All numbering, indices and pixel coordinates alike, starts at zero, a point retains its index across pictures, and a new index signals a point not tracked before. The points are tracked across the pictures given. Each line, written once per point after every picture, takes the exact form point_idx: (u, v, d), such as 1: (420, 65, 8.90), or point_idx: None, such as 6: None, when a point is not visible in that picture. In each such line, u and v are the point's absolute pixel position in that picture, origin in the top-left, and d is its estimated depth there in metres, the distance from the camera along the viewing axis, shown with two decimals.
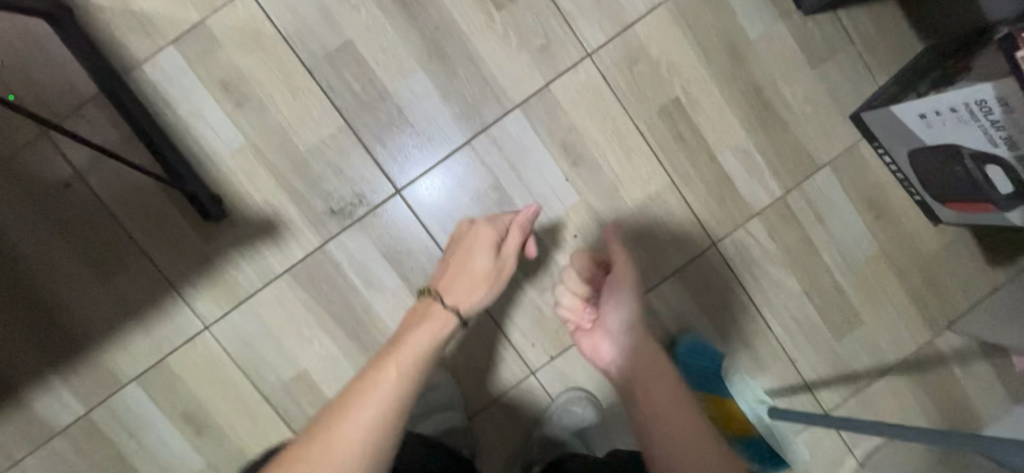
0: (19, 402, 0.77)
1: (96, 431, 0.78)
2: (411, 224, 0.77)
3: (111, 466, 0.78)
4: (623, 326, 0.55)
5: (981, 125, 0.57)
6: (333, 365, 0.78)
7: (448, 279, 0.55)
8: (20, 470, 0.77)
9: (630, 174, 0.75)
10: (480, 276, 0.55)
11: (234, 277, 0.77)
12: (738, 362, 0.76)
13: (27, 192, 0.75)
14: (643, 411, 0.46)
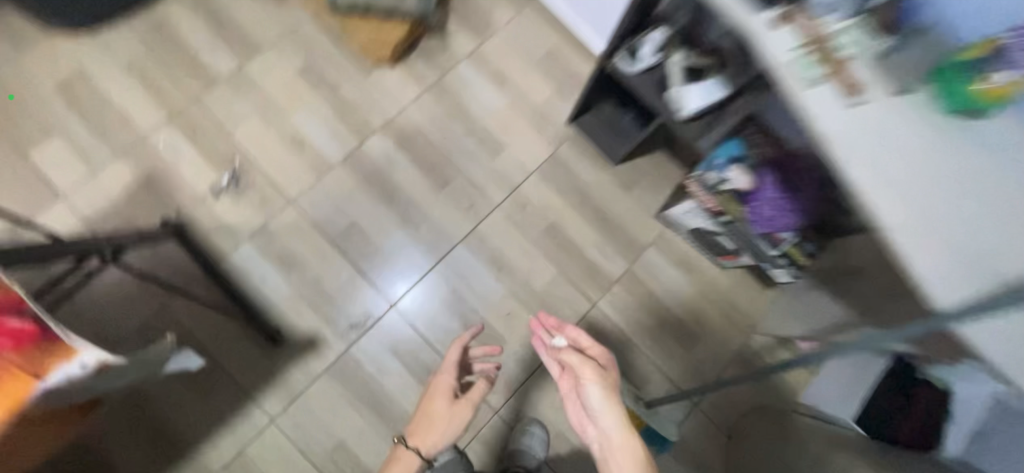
0: (169, 265, 1.17)
1: (222, 277, 1.18)
2: (428, 124, 1.36)
3: (230, 302, 1.18)
4: (594, 411, 0.82)
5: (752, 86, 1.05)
6: (381, 217, 1.29)
7: (420, 421, 0.89)
8: (170, 310, 1.17)
9: (546, 94, 1.41)
10: (450, 415, 0.89)
11: (321, 160, 1.29)
12: (614, 196, 1.39)
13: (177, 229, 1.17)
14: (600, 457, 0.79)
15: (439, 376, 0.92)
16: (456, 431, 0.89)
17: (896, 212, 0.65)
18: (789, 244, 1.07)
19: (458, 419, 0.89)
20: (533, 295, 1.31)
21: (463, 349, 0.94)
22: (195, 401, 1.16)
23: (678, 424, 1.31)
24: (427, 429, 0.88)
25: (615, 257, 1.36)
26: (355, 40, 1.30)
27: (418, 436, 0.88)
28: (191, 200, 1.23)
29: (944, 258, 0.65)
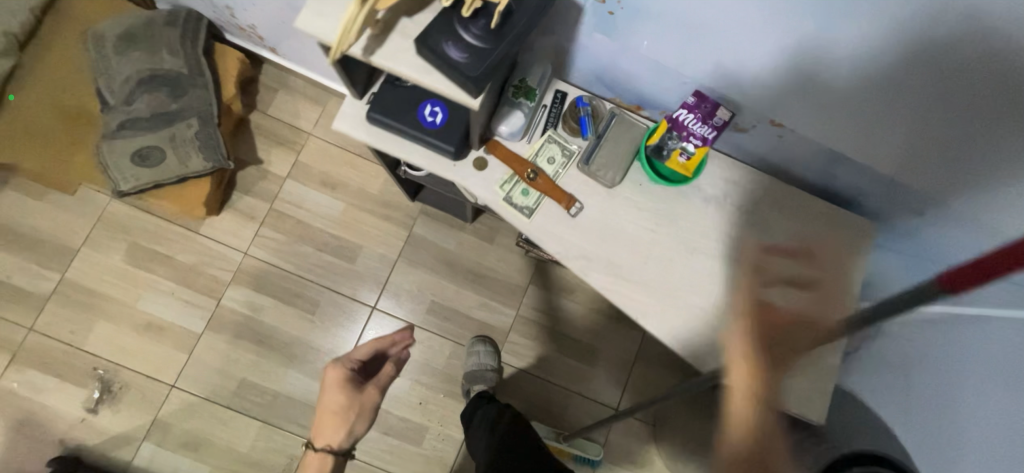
0: None
1: None
2: (270, 260, 1.34)
3: None
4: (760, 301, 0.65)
5: None
6: (260, 367, 1.29)
7: (320, 419, 0.85)
8: None
9: (374, 181, 1.40)
10: (342, 413, 0.85)
11: (180, 338, 1.28)
12: (475, 255, 1.42)
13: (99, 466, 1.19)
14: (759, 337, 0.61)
15: (341, 373, 0.87)
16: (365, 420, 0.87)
17: (636, 304, 0.70)
18: None
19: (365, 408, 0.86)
20: (438, 374, 1.36)
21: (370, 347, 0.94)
22: None
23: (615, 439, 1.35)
24: (337, 423, 0.84)
25: (500, 308, 1.41)
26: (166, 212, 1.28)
27: (330, 433, 0.84)
28: (71, 426, 1.21)
29: (692, 326, 0.71)
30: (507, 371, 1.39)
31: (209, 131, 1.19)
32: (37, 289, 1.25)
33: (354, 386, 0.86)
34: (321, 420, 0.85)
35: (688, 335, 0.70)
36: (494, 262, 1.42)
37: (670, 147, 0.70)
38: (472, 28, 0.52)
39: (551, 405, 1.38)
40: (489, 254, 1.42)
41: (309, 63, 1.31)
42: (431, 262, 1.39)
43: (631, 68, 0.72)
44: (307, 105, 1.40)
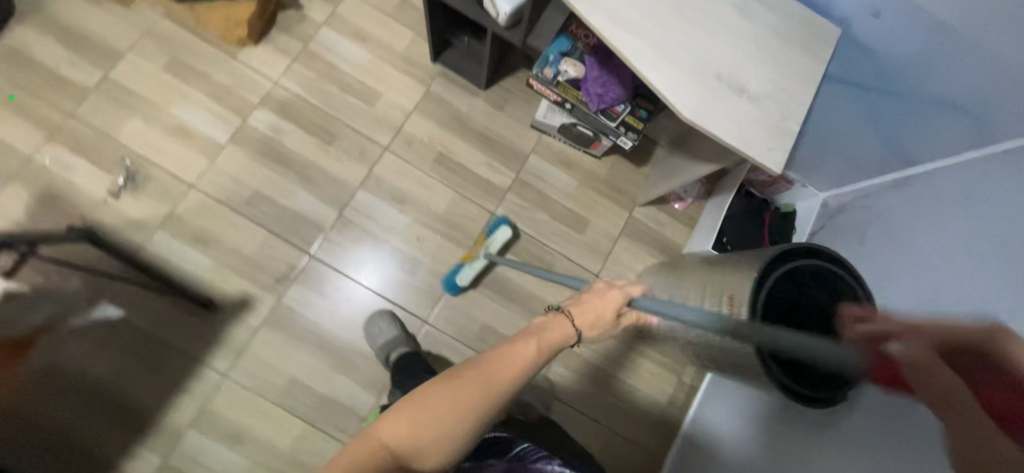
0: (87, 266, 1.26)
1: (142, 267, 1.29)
2: (296, 91, 1.45)
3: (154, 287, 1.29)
4: None
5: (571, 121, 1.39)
6: (275, 182, 1.39)
7: (585, 304, 0.75)
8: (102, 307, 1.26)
9: (401, 38, 1.53)
10: (600, 311, 0.75)
11: (205, 145, 1.38)
12: (484, 119, 1.54)
13: (122, 249, 1.28)
14: None
15: (613, 289, 0.78)
16: (594, 332, 0.75)
17: (627, 42, 0.84)
18: (625, 114, 1.27)
19: (601, 322, 0.75)
20: (438, 218, 1.46)
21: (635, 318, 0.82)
22: (143, 372, 1.26)
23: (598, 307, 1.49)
24: (581, 308, 0.74)
25: (501, 168, 1.52)
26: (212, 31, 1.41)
27: (576, 307, 0.75)
28: (92, 205, 1.30)
29: (673, 68, 0.84)
30: None
31: None
32: (81, 80, 1.36)
33: (615, 299, 0.76)
34: (577, 305, 0.75)
35: (667, 75, 0.84)
36: (500, 128, 1.54)
37: None
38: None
39: (537, 261, 1.49)
40: (497, 120, 1.54)
41: None
42: (443, 116, 1.52)
43: None
44: None
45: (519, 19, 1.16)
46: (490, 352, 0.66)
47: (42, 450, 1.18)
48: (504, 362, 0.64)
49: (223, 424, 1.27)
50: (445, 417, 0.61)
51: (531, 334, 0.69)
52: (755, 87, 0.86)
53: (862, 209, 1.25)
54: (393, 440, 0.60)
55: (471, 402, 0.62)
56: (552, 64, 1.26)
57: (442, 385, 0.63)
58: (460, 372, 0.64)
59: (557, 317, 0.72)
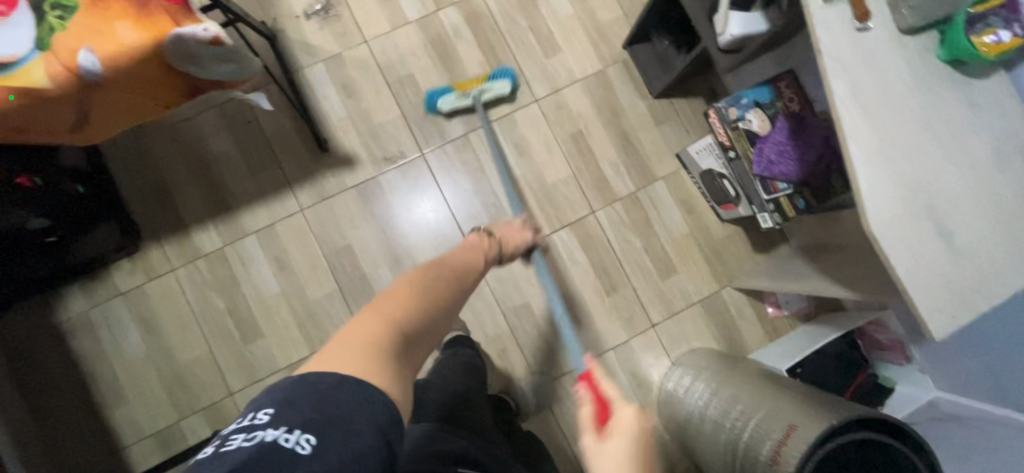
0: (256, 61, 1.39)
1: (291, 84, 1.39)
2: (490, 9, 1.48)
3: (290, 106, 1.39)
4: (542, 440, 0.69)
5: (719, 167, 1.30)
6: (429, 75, 1.44)
7: (469, 243, 0.90)
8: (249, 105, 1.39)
9: (606, 9, 1.50)
10: (518, 232, 1.03)
11: (393, 14, 1.45)
12: (636, 124, 1.48)
13: (286, 64, 1.39)
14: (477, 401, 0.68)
15: (518, 226, 1.05)
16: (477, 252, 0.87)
17: (856, 123, 0.74)
18: (782, 195, 1.16)
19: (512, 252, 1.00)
20: (543, 187, 1.45)
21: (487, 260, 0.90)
22: (246, 167, 1.38)
23: (638, 359, 1.43)
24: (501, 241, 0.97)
25: (626, 176, 1.47)
26: None
27: (499, 242, 0.97)
28: (286, 14, 1.42)
29: (887, 173, 0.74)
30: (594, 228, 1.45)
31: None
32: None
33: (523, 232, 1.04)
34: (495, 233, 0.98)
35: (876, 177, 0.74)
36: (646, 140, 1.48)
37: (984, 29, 0.72)
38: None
39: (605, 277, 1.44)
40: (646, 132, 1.48)
41: None
42: (603, 100, 1.48)
43: None
44: None
45: (741, 44, 1.08)
46: (444, 254, 0.79)
47: (148, 183, 1.35)
48: (439, 267, 0.73)
49: (277, 248, 1.36)
50: (432, 288, 0.68)
51: (472, 248, 0.87)
52: (966, 239, 0.74)
53: (968, 426, 1.11)
54: (379, 328, 0.59)
55: (434, 282, 0.69)
56: (738, 109, 1.17)
57: (420, 271, 0.71)
58: (433, 264, 0.74)
59: (481, 243, 0.91)
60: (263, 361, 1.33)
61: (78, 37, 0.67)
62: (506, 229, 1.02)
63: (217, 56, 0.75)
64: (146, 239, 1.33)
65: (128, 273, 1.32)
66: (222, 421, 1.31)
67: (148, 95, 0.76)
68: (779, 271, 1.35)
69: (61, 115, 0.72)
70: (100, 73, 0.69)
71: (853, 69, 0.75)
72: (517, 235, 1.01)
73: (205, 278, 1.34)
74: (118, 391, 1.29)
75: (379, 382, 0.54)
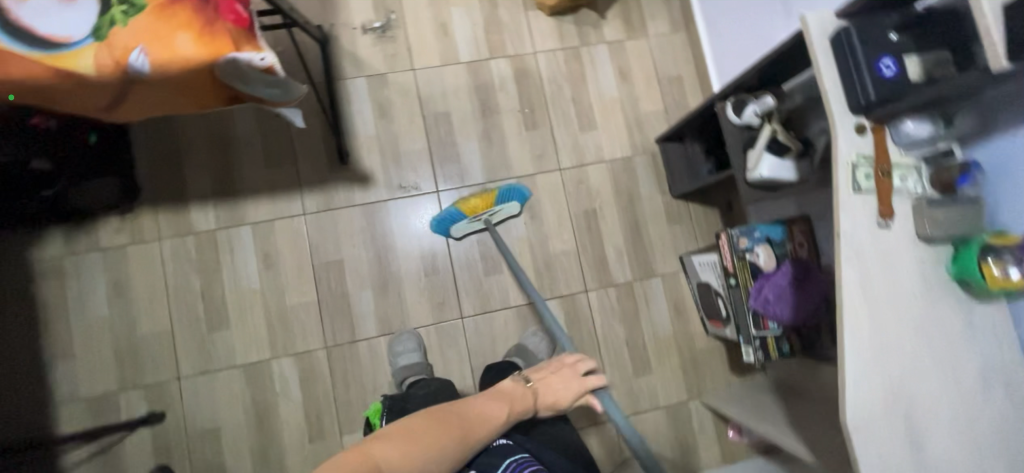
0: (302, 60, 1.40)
1: (329, 91, 1.40)
2: (539, 72, 1.51)
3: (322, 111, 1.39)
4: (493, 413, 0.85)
5: (717, 283, 1.32)
6: (465, 117, 1.47)
7: (546, 377, 0.97)
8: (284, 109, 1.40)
9: (648, 102, 1.54)
10: (568, 377, 0.98)
11: (447, 51, 1.48)
12: (649, 217, 1.50)
13: (330, 70, 1.41)
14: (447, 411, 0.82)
15: (564, 367, 0.99)
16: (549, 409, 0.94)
17: (855, 313, 0.76)
18: (770, 334, 1.17)
19: (555, 405, 0.95)
20: (545, 254, 1.45)
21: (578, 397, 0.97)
22: (263, 159, 1.37)
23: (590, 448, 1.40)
24: (540, 391, 0.94)
25: (626, 264, 1.48)
26: None
27: (538, 389, 0.94)
28: (346, 23, 1.44)
29: (875, 372, 0.75)
30: (583, 307, 1.45)
31: None
32: None
33: (580, 385, 0.97)
34: (548, 384, 0.96)
35: (865, 373, 0.74)
36: (654, 234, 1.50)
37: (996, 259, 0.73)
38: (984, 62, 0.71)
39: None
40: (656, 227, 1.50)
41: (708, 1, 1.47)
42: (623, 186, 1.50)
43: (1000, 201, 0.81)
44: (665, 18, 1.57)
45: (768, 185, 1.10)
46: (466, 403, 0.85)
47: (161, 147, 1.34)
48: (474, 406, 0.84)
49: (269, 244, 1.35)
50: (430, 439, 0.74)
51: (502, 397, 0.89)
52: (934, 456, 0.74)
53: None
54: (378, 457, 0.69)
55: (448, 436, 0.76)
56: (748, 239, 1.18)
57: (427, 415, 0.79)
58: (444, 411, 0.81)
59: (521, 390, 0.92)
60: (222, 353, 1.30)
61: (136, 36, 0.67)
62: (557, 369, 0.99)
63: (264, 80, 0.76)
64: (142, 202, 1.32)
65: (115, 231, 1.30)
66: (162, 403, 1.27)
67: (186, 96, 0.77)
68: (747, 398, 1.35)
69: (97, 96, 0.72)
70: (147, 73, 0.69)
71: (868, 261, 0.77)
72: (561, 387, 0.96)
73: (189, 255, 1.32)
74: (67, 346, 1.26)
75: None
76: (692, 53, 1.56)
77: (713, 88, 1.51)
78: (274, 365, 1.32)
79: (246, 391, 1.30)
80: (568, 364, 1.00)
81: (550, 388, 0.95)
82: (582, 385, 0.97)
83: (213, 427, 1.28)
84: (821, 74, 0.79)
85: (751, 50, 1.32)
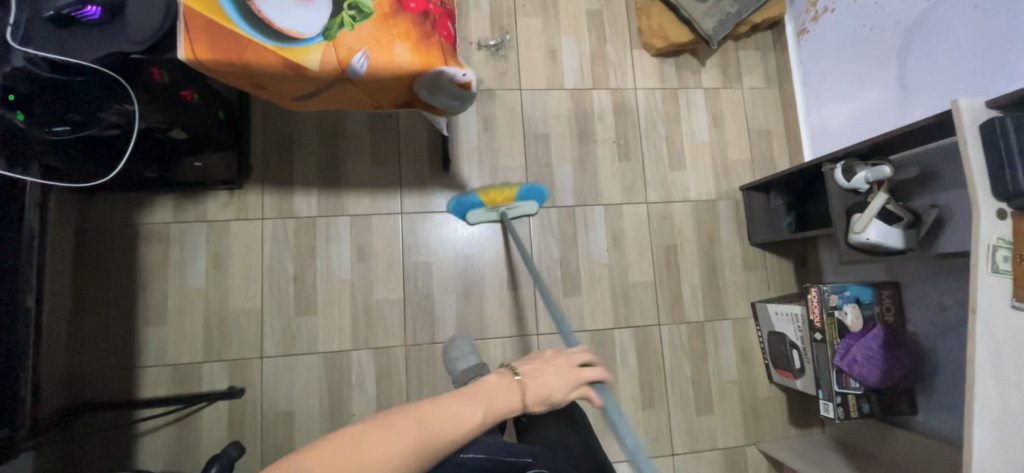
0: None
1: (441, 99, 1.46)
2: (637, 107, 1.57)
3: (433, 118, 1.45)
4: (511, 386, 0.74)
5: (795, 334, 1.34)
6: (563, 140, 1.52)
7: (532, 366, 0.78)
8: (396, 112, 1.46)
9: (736, 150, 1.59)
10: (557, 369, 0.78)
11: (554, 77, 1.54)
12: (725, 260, 1.54)
13: None
14: (410, 411, 0.65)
15: (558, 357, 0.80)
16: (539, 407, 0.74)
17: (988, 389, 0.79)
18: (851, 392, 1.19)
19: (549, 400, 0.75)
20: (623, 282, 1.49)
21: (577, 393, 0.78)
22: (369, 156, 1.42)
23: None
24: (528, 384, 0.74)
25: (699, 302, 1.51)
26: (637, 21, 1.58)
27: (525, 378, 0.75)
28: (463, 37, 1.51)
29: (993, 445, 0.79)
30: (654, 340, 1.48)
31: (730, 23, 1.47)
32: None
33: (574, 376, 0.77)
34: (529, 371, 0.77)
35: (990, 445, 0.79)
36: (729, 277, 1.54)
37: None
38: None
39: (647, 391, 1.45)
40: (732, 270, 1.54)
41: (808, 63, 1.54)
42: (704, 227, 1.54)
43: None
44: (761, 73, 1.64)
45: (870, 250, 1.14)
46: (444, 401, 0.67)
47: (276, 131, 1.39)
48: (435, 407, 0.66)
49: (364, 238, 1.38)
50: (394, 442, 0.61)
51: (483, 395, 0.71)
52: None
53: None
54: None
55: (404, 438, 0.62)
56: (840, 297, 1.21)
57: (382, 419, 0.64)
58: (404, 410, 0.65)
59: (504, 384, 0.73)
60: (306, 339, 1.33)
61: (359, 42, 0.73)
62: (551, 360, 0.80)
63: (453, 94, 0.81)
64: (250, 180, 1.36)
65: (222, 206, 1.34)
66: (242, 380, 1.29)
67: (377, 97, 0.82)
68: (810, 451, 1.37)
69: (302, 88, 0.77)
70: (360, 75, 0.74)
71: (999, 338, 0.81)
72: (550, 382, 0.76)
73: (287, 238, 1.35)
74: (160, 311, 1.29)
75: None
76: (783, 110, 1.63)
77: (801, 145, 1.56)
78: (354, 357, 1.34)
79: (324, 378, 1.32)
80: (570, 360, 0.80)
81: (561, 392, 0.76)
82: (574, 373, 0.78)
83: (287, 411, 1.30)
84: (967, 159, 0.84)
85: (852, 117, 1.38)
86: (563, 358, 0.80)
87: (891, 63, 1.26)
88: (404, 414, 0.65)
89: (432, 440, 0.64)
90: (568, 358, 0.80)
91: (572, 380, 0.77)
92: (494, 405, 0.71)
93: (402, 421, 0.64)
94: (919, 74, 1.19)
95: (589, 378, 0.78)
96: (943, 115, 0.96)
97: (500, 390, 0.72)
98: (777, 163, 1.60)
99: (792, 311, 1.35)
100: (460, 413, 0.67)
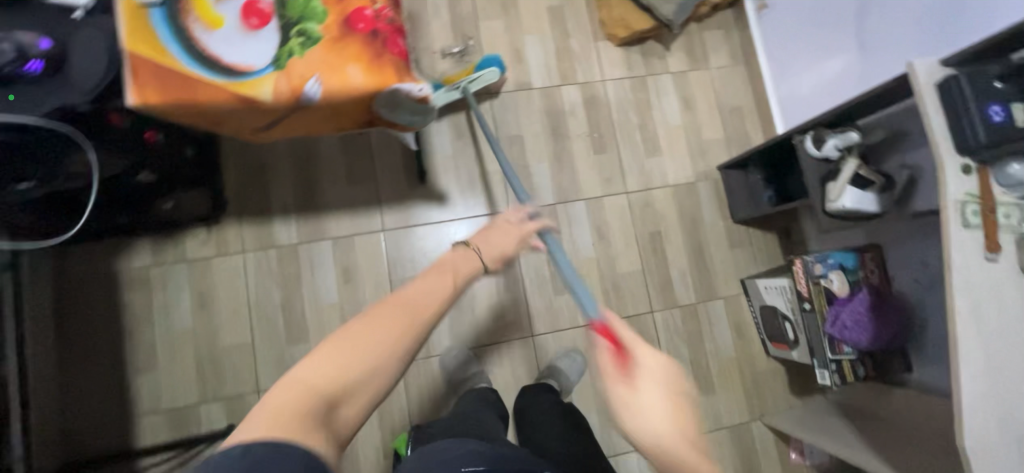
0: None
1: None
2: (607, 97, 1.57)
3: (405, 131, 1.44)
4: (473, 258, 0.77)
5: (785, 306, 1.35)
6: (537, 138, 1.52)
7: (484, 233, 0.84)
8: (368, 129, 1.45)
9: (710, 130, 1.60)
10: (501, 228, 0.87)
11: (521, 77, 1.54)
12: (711, 240, 1.55)
13: None
14: (391, 296, 0.63)
15: (499, 221, 0.89)
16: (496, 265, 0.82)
17: (971, 344, 0.81)
18: (845, 357, 1.20)
19: (501, 257, 0.83)
20: (612, 273, 1.49)
21: (518, 239, 0.88)
22: (344, 176, 1.41)
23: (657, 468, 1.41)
24: (482, 248, 0.81)
25: (689, 284, 1.52)
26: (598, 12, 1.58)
27: (479, 246, 0.81)
28: (426, 47, 1.50)
29: (983, 397, 0.80)
30: (649, 327, 1.48)
31: (689, 5, 1.48)
32: None
33: (516, 229, 0.88)
34: (478, 237, 0.83)
35: (980, 398, 0.80)
36: (717, 256, 1.54)
37: None
38: None
39: None
40: (718, 249, 1.55)
41: (771, 37, 1.55)
42: (686, 209, 1.55)
43: None
44: (726, 51, 1.65)
45: (848, 216, 1.15)
46: (412, 282, 0.65)
47: (248, 162, 1.37)
48: (414, 289, 0.64)
49: (348, 259, 1.38)
50: (386, 332, 0.58)
51: (444, 269, 0.71)
52: None
53: None
54: (318, 381, 0.53)
55: (395, 325, 0.59)
56: (824, 265, 1.22)
57: (368, 313, 0.60)
58: (385, 299, 0.62)
59: (463, 254, 0.77)
60: None
61: (311, 68, 0.72)
62: (491, 228, 0.86)
63: (414, 109, 0.81)
64: (226, 214, 1.34)
65: (202, 243, 1.32)
66: (241, 416, 1.28)
67: (338, 120, 0.81)
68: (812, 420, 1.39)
69: (259, 119, 0.77)
70: (316, 100, 0.73)
71: (977, 292, 0.82)
72: (498, 239, 0.84)
73: (271, 268, 1.34)
74: (150, 357, 1.27)
75: (313, 449, 0.46)
76: (752, 86, 1.64)
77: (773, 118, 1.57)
78: None
79: None
80: (511, 221, 0.90)
81: (511, 245, 0.86)
82: (518, 236, 0.88)
83: None
84: (928, 119, 0.85)
85: (818, 86, 1.39)
86: (510, 216, 0.91)
87: (850, 29, 1.27)
88: (387, 299, 0.62)
89: (420, 327, 0.61)
90: (505, 217, 0.90)
91: (517, 232, 0.88)
92: (466, 276, 0.73)
93: (387, 306, 0.61)
94: (878, 38, 1.20)
95: (518, 217, 0.91)
96: (902, 78, 0.97)
97: (467, 259, 0.77)
98: (751, 139, 1.61)
99: (780, 284, 1.36)
100: (440, 288, 0.66)
